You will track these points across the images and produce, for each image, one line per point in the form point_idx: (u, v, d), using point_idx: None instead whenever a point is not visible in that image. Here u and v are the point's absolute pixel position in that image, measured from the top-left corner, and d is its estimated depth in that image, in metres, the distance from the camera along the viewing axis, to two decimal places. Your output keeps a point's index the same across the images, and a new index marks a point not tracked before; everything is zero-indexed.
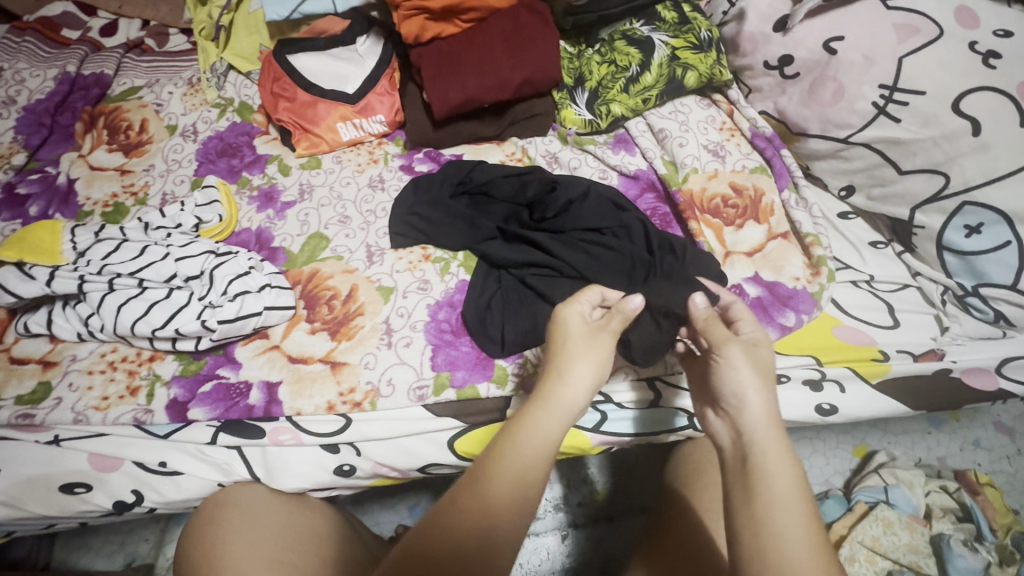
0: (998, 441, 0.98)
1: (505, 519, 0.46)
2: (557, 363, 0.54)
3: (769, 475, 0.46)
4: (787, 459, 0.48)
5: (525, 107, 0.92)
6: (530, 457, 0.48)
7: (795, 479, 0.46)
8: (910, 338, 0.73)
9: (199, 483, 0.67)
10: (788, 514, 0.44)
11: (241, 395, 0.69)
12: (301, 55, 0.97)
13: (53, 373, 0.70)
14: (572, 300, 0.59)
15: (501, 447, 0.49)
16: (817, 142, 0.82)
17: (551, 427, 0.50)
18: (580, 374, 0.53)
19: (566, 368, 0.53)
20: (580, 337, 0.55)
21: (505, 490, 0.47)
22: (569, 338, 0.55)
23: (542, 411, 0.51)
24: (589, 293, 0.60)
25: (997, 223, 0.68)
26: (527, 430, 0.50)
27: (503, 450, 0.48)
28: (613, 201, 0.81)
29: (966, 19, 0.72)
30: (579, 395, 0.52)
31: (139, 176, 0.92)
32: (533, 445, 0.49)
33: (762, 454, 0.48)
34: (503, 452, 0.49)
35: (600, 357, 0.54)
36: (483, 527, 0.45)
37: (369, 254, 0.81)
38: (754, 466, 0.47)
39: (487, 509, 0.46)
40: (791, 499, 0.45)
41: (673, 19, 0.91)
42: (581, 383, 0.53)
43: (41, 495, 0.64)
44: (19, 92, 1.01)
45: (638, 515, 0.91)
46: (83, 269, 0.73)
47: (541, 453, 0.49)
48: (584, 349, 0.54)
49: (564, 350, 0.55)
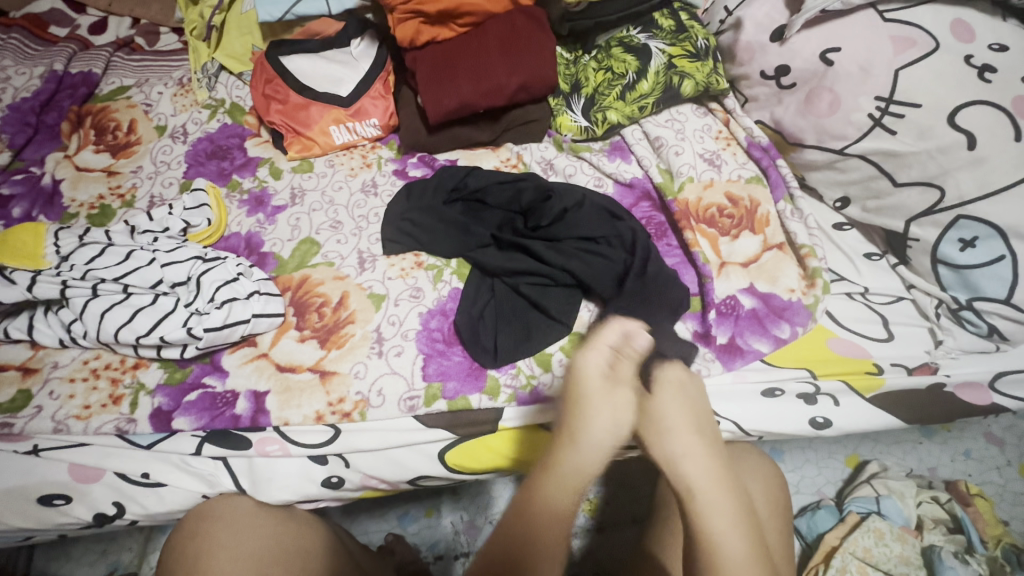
0: (988, 452, 0.98)
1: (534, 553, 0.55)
2: (577, 414, 0.60)
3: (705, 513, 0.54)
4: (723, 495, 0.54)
5: (520, 113, 0.91)
6: (555, 504, 0.57)
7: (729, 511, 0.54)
8: (904, 351, 0.73)
9: (183, 495, 0.66)
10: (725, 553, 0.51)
11: (227, 404, 0.68)
12: (294, 57, 0.95)
13: (34, 380, 0.69)
14: (589, 349, 0.63)
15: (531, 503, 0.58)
16: (812, 153, 0.82)
17: (567, 485, 0.57)
18: (594, 435, 0.58)
19: (581, 427, 0.58)
20: (597, 390, 0.60)
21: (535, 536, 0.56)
22: (583, 394, 0.60)
23: (559, 467, 0.59)
24: (602, 339, 0.64)
25: (991, 237, 0.68)
26: (550, 482, 0.58)
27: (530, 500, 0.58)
28: (608, 211, 0.80)
29: (962, 32, 0.72)
30: (596, 446, 0.58)
31: (127, 178, 0.90)
32: (559, 492, 0.57)
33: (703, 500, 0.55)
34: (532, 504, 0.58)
35: (617, 409, 0.58)
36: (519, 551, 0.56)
37: (361, 260, 0.79)
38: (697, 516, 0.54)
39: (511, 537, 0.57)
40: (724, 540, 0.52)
41: (670, 26, 0.91)
42: (591, 442, 0.58)
43: (19, 506, 0.63)
44: (3, 89, 0.99)
45: (630, 526, 0.90)
46: (66, 273, 0.71)
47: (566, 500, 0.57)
48: (597, 404, 0.59)
49: (582, 401, 0.60)
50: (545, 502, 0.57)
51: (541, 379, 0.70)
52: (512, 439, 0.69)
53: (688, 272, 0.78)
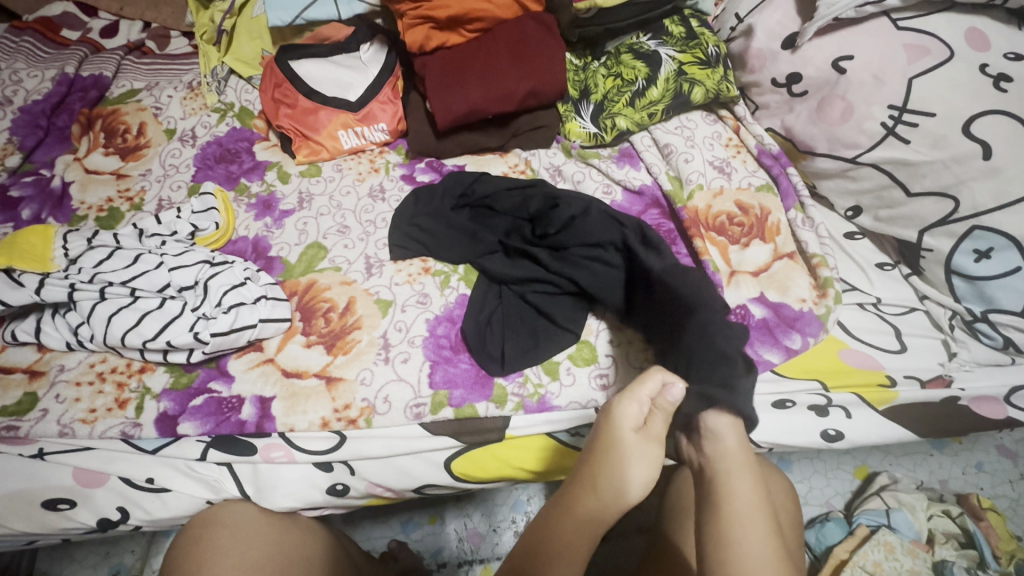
0: (1001, 465, 0.97)
1: None
2: (603, 467, 0.50)
3: (731, 499, 0.50)
4: (750, 489, 0.51)
5: (529, 119, 0.91)
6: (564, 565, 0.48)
7: (759, 509, 0.49)
8: (918, 363, 0.72)
9: (188, 500, 0.65)
10: (748, 544, 0.47)
11: (233, 409, 0.67)
12: (303, 61, 0.95)
13: (40, 384, 0.68)
14: (626, 397, 0.53)
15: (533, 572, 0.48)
16: (824, 161, 0.81)
17: (581, 536, 0.49)
18: (628, 493, 0.49)
19: (605, 480, 0.49)
20: (632, 444, 0.50)
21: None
22: (616, 446, 0.50)
23: (573, 518, 0.50)
24: (642, 387, 0.53)
25: (1007, 248, 0.67)
26: (561, 535, 0.49)
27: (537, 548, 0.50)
28: (615, 216, 0.77)
29: (977, 41, 0.71)
30: (616, 508, 0.50)
31: (135, 180, 0.90)
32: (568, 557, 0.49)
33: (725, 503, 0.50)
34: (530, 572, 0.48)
35: (647, 472, 0.50)
36: None
37: (368, 265, 0.79)
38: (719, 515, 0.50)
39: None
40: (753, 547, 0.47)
41: (680, 33, 0.90)
42: (621, 499, 0.49)
43: (22, 511, 0.63)
44: (15, 92, 1.00)
45: (637, 536, 0.89)
46: (74, 276, 0.71)
47: (577, 554, 0.49)
48: (630, 460, 0.50)
49: (611, 450, 0.50)
50: (550, 559, 0.49)
51: (548, 388, 0.69)
52: (520, 448, 0.69)
53: None
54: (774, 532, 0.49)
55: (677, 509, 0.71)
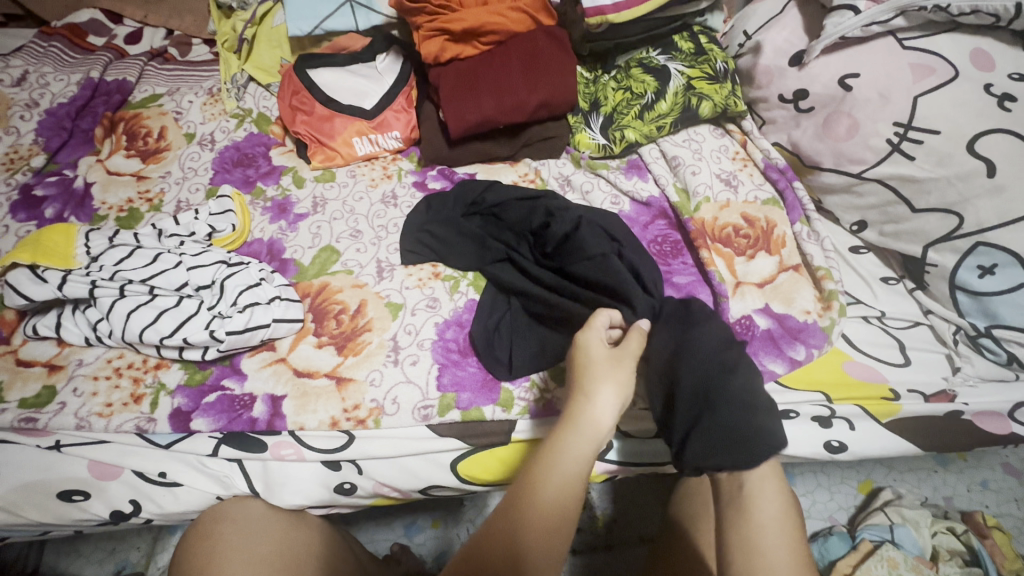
0: (1006, 483, 0.96)
1: (539, 521, 0.51)
2: (586, 385, 0.57)
3: (763, 502, 0.57)
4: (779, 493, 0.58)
5: (540, 130, 0.93)
6: (567, 476, 0.53)
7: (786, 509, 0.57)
8: (921, 377, 0.73)
9: (198, 496, 0.67)
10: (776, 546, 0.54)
11: (245, 407, 0.69)
12: (321, 70, 0.98)
13: (58, 377, 0.70)
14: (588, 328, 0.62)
15: (534, 480, 0.53)
16: (830, 176, 0.82)
17: (578, 459, 0.54)
18: (609, 400, 0.56)
19: (589, 401, 0.56)
20: (602, 362, 0.59)
21: (536, 522, 0.51)
22: (590, 365, 0.59)
23: (569, 439, 0.55)
24: (598, 320, 0.63)
25: (1011, 264, 0.67)
26: (559, 460, 0.53)
27: (536, 474, 0.53)
28: (607, 231, 0.78)
29: (982, 61, 0.72)
30: (603, 421, 0.56)
31: (155, 183, 0.92)
32: (568, 465, 0.53)
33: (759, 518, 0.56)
34: (533, 485, 0.52)
35: (621, 381, 0.57)
36: (529, 535, 0.50)
37: (379, 269, 0.81)
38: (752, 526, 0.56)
39: (512, 518, 0.51)
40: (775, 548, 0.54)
41: (689, 49, 0.92)
42: (604, 408, 0.56)
43: (38, 501, 0.64)
44: (42, 95, 1.03)
45: (638, 545, 0.89)
46: (95, 274, 0.73)
47: (578, 469, 0.53)
48: (605, 373, 0.58)
49: (586, 372, 0.58)
50: (549, 486, 0.52)
51: (554, 393, 0.70)
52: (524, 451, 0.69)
53: (702, 290, 0.78)
54: (794, 530, 0.56)
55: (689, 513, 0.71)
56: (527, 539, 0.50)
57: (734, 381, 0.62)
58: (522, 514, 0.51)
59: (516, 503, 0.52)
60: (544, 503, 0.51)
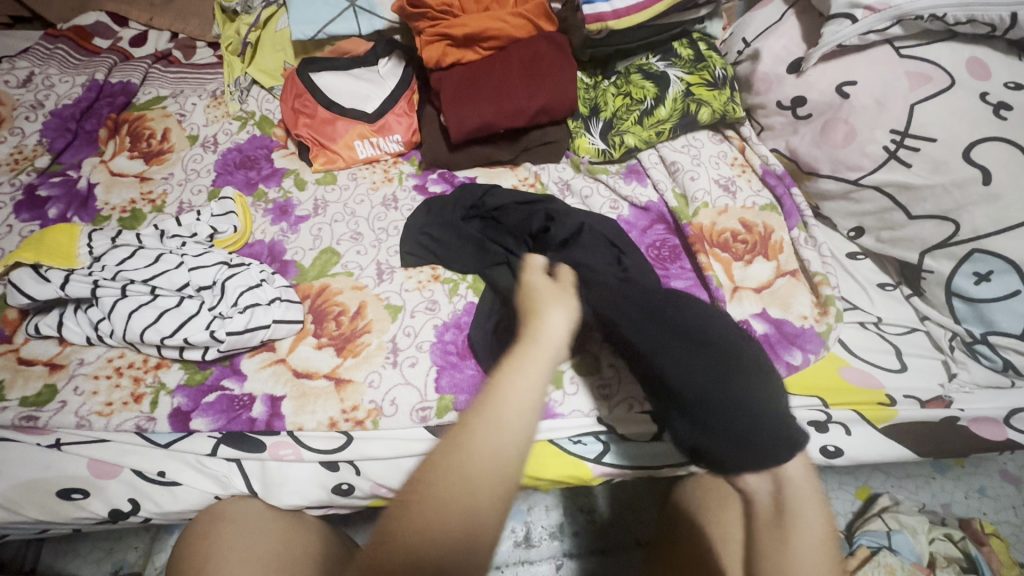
0: (1004, 490, 0.96)
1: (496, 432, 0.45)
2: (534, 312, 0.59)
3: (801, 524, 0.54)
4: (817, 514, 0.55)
5: (540, 134, 0.94)
6: (526, 385, 0.48)
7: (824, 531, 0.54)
8: (917, 383, 0.73)
9: (197, 494, 0.67)
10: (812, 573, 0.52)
11: (244, 407, 0.69)
12: (323, 74, 0.99)
13: (59, 376, 0.71)
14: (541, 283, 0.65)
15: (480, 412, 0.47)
16: (827, 182, 0.83)
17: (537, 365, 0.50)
18: (558, 316, 0.57)
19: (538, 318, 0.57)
20: (548, 290, 0.63)
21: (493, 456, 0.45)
22: (540, 299, 0.61)
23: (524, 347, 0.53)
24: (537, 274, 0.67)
25: (1006, 271, 0.68)
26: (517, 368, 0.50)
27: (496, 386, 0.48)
28: (609, 239, 0.80)
29: (978, 70, 0.73)
30: (556, 334, 0.55)
31: (158, 184, 0.93)
32: (527, 371, 0.49)
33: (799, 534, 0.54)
34: (486, 401, 0.47)
35: (566, 302, 0.60)
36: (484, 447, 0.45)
37: (379, 271, 0.81)
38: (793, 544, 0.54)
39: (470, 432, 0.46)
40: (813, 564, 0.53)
41: (689, 55, 0.93)
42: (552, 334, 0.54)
43: (37, 499, 0.64)
44: (48, 96, 1.04)
45: (636, 549, 0.89)
46: (97, 273, 0.74)
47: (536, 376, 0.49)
48: (552, 298, 0.61)
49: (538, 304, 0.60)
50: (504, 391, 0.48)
51: (553, 396, 0.72)
52: None
53: (700, 295, 0.79)
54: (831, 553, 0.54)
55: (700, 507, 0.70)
56: (482, 476, 0.44)
57: (746, 380, 0.60)
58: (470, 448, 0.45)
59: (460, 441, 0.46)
60: (501, 410, 0.46)
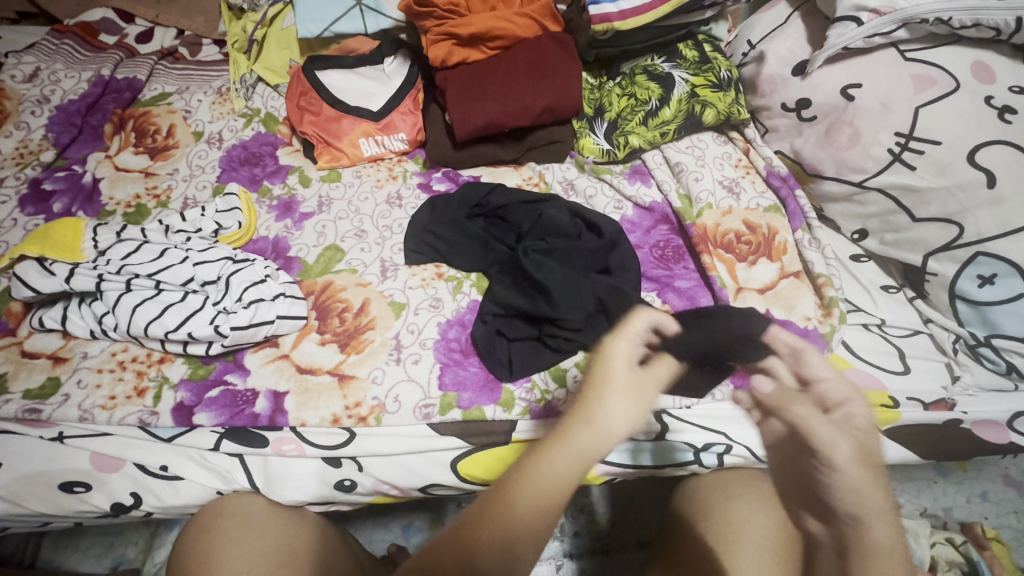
0: (1006, 495, 0.96)
1: (531, 526, 0.46)
2: (585, 404, 0.54)
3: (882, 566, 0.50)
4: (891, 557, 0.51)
5: (544, 134, 0.94)
6: (547, 487, 0.47)
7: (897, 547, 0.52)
8: (921, 386, 0.73)
9: (198, 490, 0.66)
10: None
11: (247, 402, 0.69)
12: (328, 72, 0.99)
13: (63, 369, 0.71)
14: (619, 339, 0.63)
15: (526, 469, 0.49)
16: (831, 184, 0.83)
17: (572, 467, 0.48)
18: (613, 419, 0.52)
19: (596, 412, 0.52)
20: (618, 381, 0.55)
21: (520, 514, 0.46)
22: (607, 379, 0.56)
23: (564, 448, 0.50)
24: (633, 326, 0.65)
25: (1010, 275, 0.68)
26: (555, 461, 0.49)
27: (519, 485, 0.48)
28: (596, 225, 0.81)
29: (983, 74, 0.73)
30: (606, 440, 0.51)
31: (163, 179, 0.93)
32: (550, 477, 0.48)
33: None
34: (516, 483, 0.48)
35: (633, 404, 0.54)
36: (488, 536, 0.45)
37: (383, 268, 0.81)
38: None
39: (503, 523, 0.46)
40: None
41: (694, 56, 0.93)
42: (610, 426, 0.51)
43: (40, 491, 0.64)
44: (53, 91, 1.04)
45: (636, 549, 0.89)
46: (102, 267, 0.74)
47: (551, 502, 0.47)
48: (619, 392, 0.54)
49: (600, 388, 0.55)
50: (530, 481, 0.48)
51: (554, 395, 0.70)
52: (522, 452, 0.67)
53: (703, 296, 0.79)
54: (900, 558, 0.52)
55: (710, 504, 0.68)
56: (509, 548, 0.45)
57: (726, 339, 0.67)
58: (501, 508, 0.47)
59: (514, 482, 0.49)
60: (534, 492, 0.47)
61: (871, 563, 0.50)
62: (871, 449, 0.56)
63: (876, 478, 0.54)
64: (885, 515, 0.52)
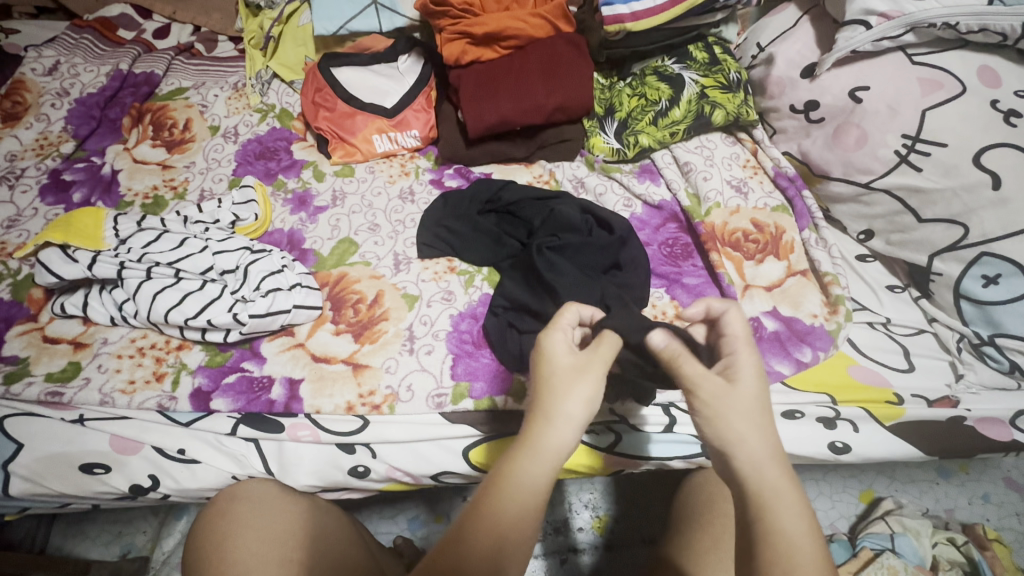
0: (1008, 497, 0.97)
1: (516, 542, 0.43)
2: (541, 405, 0.47)
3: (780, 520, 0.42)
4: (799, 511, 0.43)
5: (555, 133, 0.95)
6: (523, 505, 0.44)
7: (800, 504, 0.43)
8: (925, 383, 0.74)
9: (214, 473, 0.68)
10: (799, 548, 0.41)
11: (263, 389, 0.71)
12: (344, 69, 1.01)
13: (83, 354, 0.72)
14: (552, 329, 0.51)
15: (495, 485, 0.44)
16: (838, 185, 0.84)
17: (542, 471, 0.45)
18: (574, 414, 0.46)
19: (554, 409, 0.46)
20: (564, 370, 0.48)
21: (502, 533, 0.43)
22: (552, 372, 0.48)
23: (530, 456, 0.45)
24: (563, 317, 0.52)
25: (1013, 275, 0.69)
26: (523, 472, 0.44)
27: (490, 505, 0.44)
28: (606, 222, 0.82)
29: (989, 78, 0.75)
30: (571, 433, 0.46)
31: (180, 172, 0.95)
32: (522, 494, 0.44)
33: (779, 524, 0.42)
34: (487, 508, 0.44)
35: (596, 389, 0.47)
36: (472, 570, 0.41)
37: (396, 262, 0.83)
38: (773, 544, 0.42)
39: (491, 546, 0.42)
40: (810, 561, 0.41)
41: (704, 58, 0.95)
42: (574, 417, 0.46)
43: (61, 471, 0.66)
44: (73, 84, 1.06)
45: (641, 546, 0.90)
46: (123, 255, 0.75)
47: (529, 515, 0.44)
48: (572, 382, 0.47)
49: (547, 383, 0.48)
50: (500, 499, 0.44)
51: None
52: None
53: (711, 291, 0.81)
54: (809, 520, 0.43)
55: (715, 496, 0.69)
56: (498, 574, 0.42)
57: None
58: (480, 535, 0.43)
59: (483, 507, 0.44)
60: (511, 513, 0.43)
61: (759, 500, 0.43)
62: (759, 394, 0.47)
63: (762, 416, 0.46)
64: (768, 445, 0.45)
